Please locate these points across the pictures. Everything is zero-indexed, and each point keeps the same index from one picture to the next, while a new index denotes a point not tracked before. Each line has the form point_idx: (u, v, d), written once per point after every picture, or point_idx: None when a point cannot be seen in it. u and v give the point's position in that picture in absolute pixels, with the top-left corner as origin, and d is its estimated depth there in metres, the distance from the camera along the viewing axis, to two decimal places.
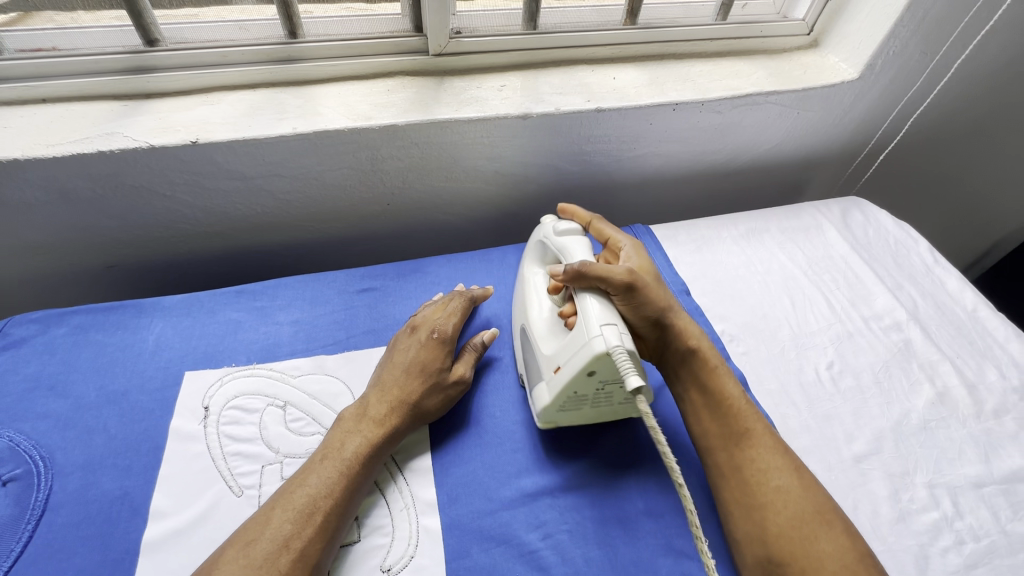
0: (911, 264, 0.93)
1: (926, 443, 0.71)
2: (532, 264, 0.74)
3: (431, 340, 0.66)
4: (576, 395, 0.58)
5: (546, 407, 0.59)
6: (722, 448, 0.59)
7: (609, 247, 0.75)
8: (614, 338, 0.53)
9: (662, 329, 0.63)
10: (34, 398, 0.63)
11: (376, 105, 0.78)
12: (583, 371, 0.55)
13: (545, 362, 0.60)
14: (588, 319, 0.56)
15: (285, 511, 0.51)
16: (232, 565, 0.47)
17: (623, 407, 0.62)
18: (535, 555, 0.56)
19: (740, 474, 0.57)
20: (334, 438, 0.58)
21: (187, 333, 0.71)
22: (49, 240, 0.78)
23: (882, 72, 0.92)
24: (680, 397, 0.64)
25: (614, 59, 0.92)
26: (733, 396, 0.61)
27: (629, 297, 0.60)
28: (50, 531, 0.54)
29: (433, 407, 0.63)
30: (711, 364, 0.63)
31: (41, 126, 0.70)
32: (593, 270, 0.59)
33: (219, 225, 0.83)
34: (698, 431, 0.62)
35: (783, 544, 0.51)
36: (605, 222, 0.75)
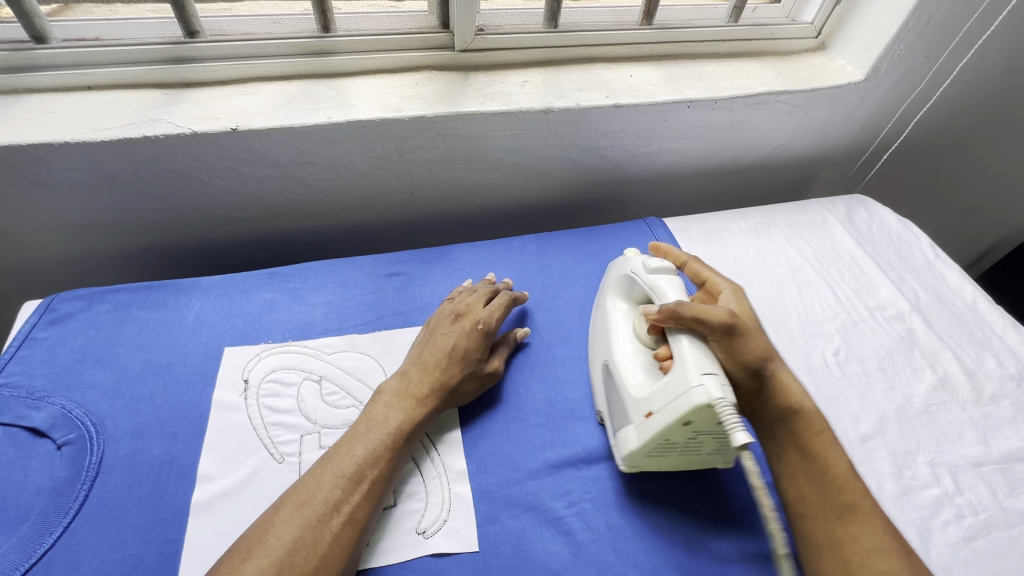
0: (913, 258, 0.97)
1: (927, 425, 0.74)
2: (615, 296, 0.73)
3: (475, 332, 0.69)
4: (666, 442, 0.57)
5: (634, 452, 0.59)
6: (821, 519, 0.57)
7: (706, 289, 0.72)
8: (715, 389, 0.53)
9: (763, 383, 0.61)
10: (83, 369, 0.66)
11: (405, 97, 0.82)
12: (681, 420, 0.54)
13: (633, 405, 0.60)
14: (687, 366, 0.55)
15: (335, 477, 0.55)
16: (288, 522, 0.51)
17: (710, 457, 0.61)
18: (561, 521, 0.60)
19: (838, 549, 0.55)
20: (378, 410, 0.61)
21: (225, 312, 0.74)
22: (90, 222, 0.81)
23: (887, 74, 0.96)
24: (775, 455, 0.62)
25: (631, 58, 0.96)
26: (838, 466, 0.59)
27: (726, 342, 0.59)
28: (105, 491, 0.57)
29: (467, 392, 0.66)
30: (815, 428, 0.61)
31: (87, 112, 0.73)
32: (691, 312, 0.59)
33: (251, 211, 0.86)
34: (795, 495, 0.59)
35: None
36: (703, 264, 0.72)
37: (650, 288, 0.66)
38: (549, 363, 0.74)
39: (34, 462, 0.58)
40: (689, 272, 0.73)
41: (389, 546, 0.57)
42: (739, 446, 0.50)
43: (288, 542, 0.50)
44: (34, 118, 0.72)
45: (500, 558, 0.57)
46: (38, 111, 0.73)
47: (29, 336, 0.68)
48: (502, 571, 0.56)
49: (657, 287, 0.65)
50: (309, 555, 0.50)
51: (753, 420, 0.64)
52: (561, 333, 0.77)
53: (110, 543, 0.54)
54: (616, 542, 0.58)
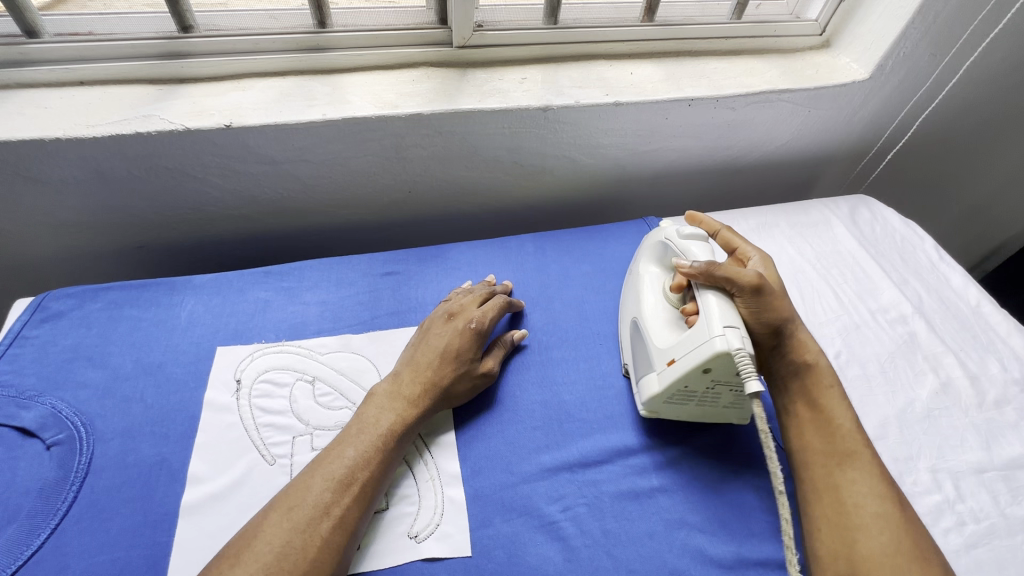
0: (917, 260, 0.95)
1: (929, 430, 0.73)
2: (647, 262, 0.73)
3: (469, 330, 0.68)
4: (685, 390, 0.60)
5: (653, 397, 0.62)
6: (821, 464, 0.59)
7: (736, 255, 0.73)
8: (736, 340, 0.55)
9: (781, 339, 0.64)
10: (74, 367, 0.66)
11: (401, 94, 0.81)
12: (701, 367, 0.57)
13: (657, 354, 0.62)
14: (710, 318, 0.57)
15: (325, 480, 0.54)
16: (277, 528, 0.51)
17: (727, 411, 0.64)
18: (555, 526, 0.59)
19: (835, 491, 0.57)
20: (368, 414, 0.61)
21: (218, 311, 0.73)
22: (83, 219, 0.80)
23: (892, 73, 0.94)
24: (785, 410, 0.64)
25: (632, 55, 0.95)
26: (844, 416, 0.61)
27: (753, 301, 0.61)
28: (93, 492, 0.56)
29: (461, 392, 0.65)
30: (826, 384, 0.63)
31: (80, 108, 0.72)
32: (724, 272, 0.60)
33: (246, 209, 0.85)
34: (799, 442, 0.61)
35: (872, 570, 0.52)
36: (736, 234, 0.73)
37: (681, 253, 0.67)
38: (545, 364, 0.73)
39: (23, 462, 0.58)
40: (720, 240, 0.74)
41: (380, 551, 0.56)
42: (751, 392, 0.53)
43: (276, 547, 0.49)
44: (25, 114, 0.71)
45: (493, 563, 0.56)
46: (30, 107, 0.72)
47: (20, 334, 0.68)
48: None
49: (687, 251, 0.66)
50: (298, 560, 0.49)
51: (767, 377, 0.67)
52: (558, 334, 0.76)
53: (97, 546, 0.53)
54: (611, 547, 0.58)
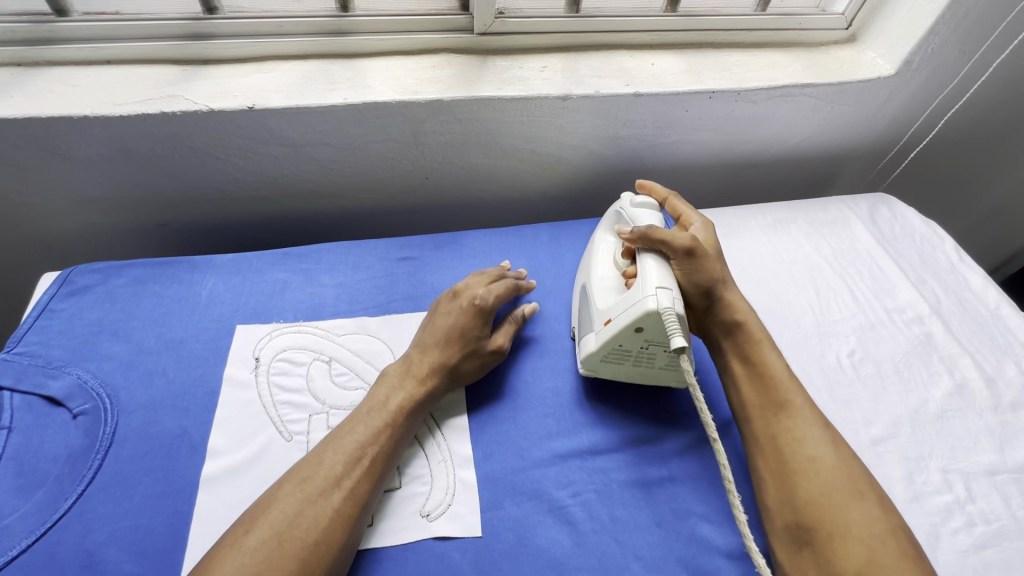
0: (936, 261, 0.94)
1: (942, 431, 0.73)
2: (604, 231, 0.76)
3: (474, 309, 0.68)
4: (620, 349, 0.62)
5: (590, 354, 0.64)
6: (759, 418, 0.61)
7: (681, 222, 0.78)
8: (666, 300, 0.58)
9: (713, 301, 0.67)
10: (99, 341, 0.67)
11: (422, 80, 0.81)
12: (632, 327, 0.59)
13: (597, 314, 0.65)
14: (646, 279, 0.60)
15: (336, 454, 0.56)
16: (290, 498, 0.52)
17: (664, 372, 0.66)
18: (564, 510, 0.60)
19: (773, 441, 0.59)
20: (379, 392, 0.62)
21: (238, 290, 0.74)
22: (109, 196, 0.82)
23: (919, 69, 0.93)
24: (723, 369, 0.67)
25: (654, 46, 0.94)
26: (776, 368, 0.64)
27: (686, 262, 0.65)
28: (117, 461, 0.58)
29: (469, 370, 0.66)
30: (755, 338, 0.66)
31: (108, 87, 0.74)
32: (658, 234, 0.64)
33: (266, 190, 0.86)
34: (739, 401, 0.64)
35: (813, 512, 0.54)
36: (681, 200, 0.79)
37: (634, 221, 0.70)
38: (558, 353, 0.73)
39: (50, 430, 0.59)
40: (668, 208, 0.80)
41: (392, 528, 0.58)
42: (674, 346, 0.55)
43: (288, 515, 0.51)
44: (55, 91, 0.72)
45: (502, 543, 0.57)
46: (60, 84, 0.73)
47: (48, 306, 0.69)
48: (504, 558, 0.56)
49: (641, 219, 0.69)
50: (310, 528, 0.51)
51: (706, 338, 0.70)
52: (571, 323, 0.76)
53: (121, 512, 0.55)
54: (619, 533, 0.58)
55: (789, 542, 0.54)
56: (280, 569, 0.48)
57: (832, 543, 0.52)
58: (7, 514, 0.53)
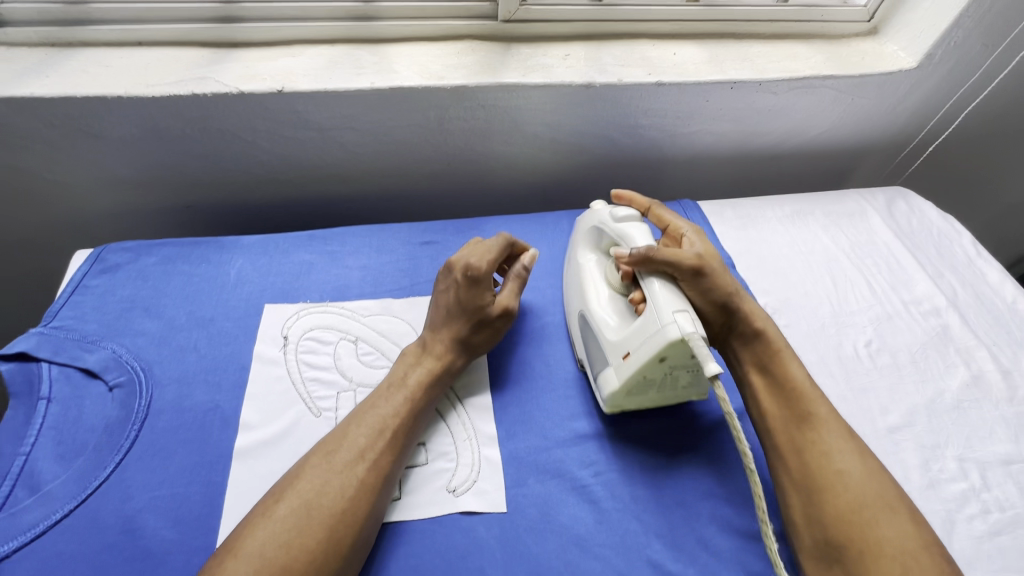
0: (953, 255, 0.95)
1: (958, 421, 0.74)
2: (586, 250, 0.74)
3: (465, 281, 0.66)
4: (645, 379, 0.60)
5: (613, 391, 0.61)
6: (783, 431, 0.61)
7: (670, 233, 0.74)
8: (687, 324, 0.55)
9: (729, 315, 0.65)
10: (131, 317, 0.69)
11: (447, 66, 0.81)
12: (658, 356, 0.57)
13: (610, 348, 0.62)
14: (658, 306, 0.57)
15: (359, 427, 0.58)
16: (316, 469, 0.54)
17: (683, 390, 0.63)
18: (586, 489, 0.61)
19: (799, 455, 0.59)
20: (397, 370, 0.64)
21: (265, 270, 0.76)
22: (137, 176, 0.83)
23: (941, 62, 0.93)
24: (742, 380, 0.66)
25: (676, 36, 0.94)
26: (797, 378, 0.63)
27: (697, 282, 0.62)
28: (153, 432, 0.60)
29: (483, 340, 0.67)
30: (775, 348, 0.65)
31: (140, 68, 0.75)
32: (661, 256, 0.61)
33: (291, 173, 0.87)
34: (760, 413, 0.63)
35: (843, 527, 0.53)
36: (665, 208, 0.75)
37: (619, 238, 0.67)
38: None
39: (86, 401, 0.61)
40: (653, 218, 0.76)
41: (419, 502, 0.59)
42: (711, 374, 0.53)
43: (315, 485, 0.53)
44: (89, 72, 0.73)
45: (527, 520, 0.58)
46: (93, 65, 0.74)
47: (82, 283, 0.71)
48: (528, 533, 0.58)
49: (625, 235, 0.66)
50: (337, 497, 0.52)
51: (722, 349, 0.69)
52: None
53: (158, 481, 0.57)
54: (640, 512, 0.60)
55: (818, 558, 0.54)
56: (308, 537, 0.49)
57: (865, 562, 0.51)
58: (49, 479, 0.55)
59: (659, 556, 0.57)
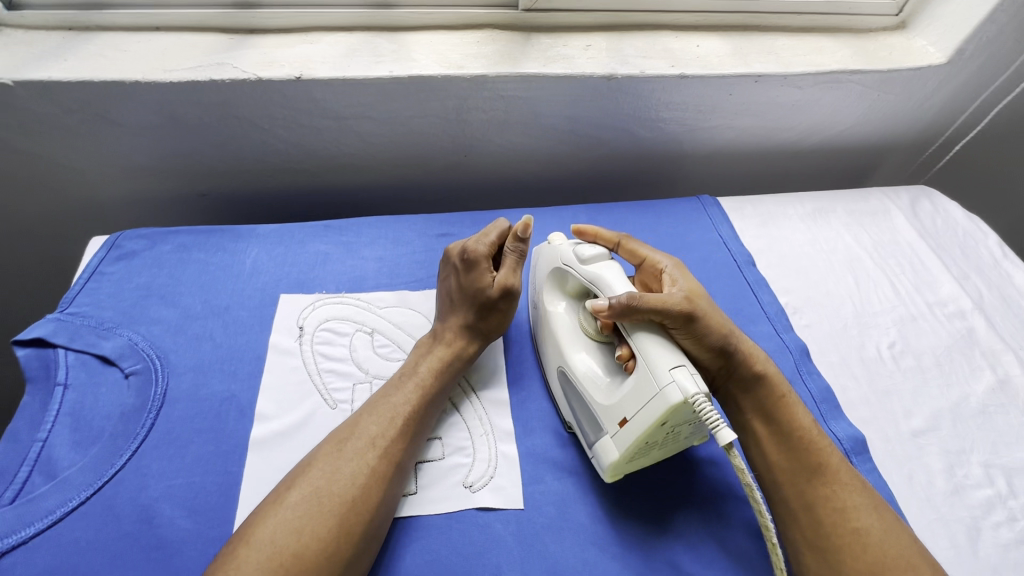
0: (979, 256, 0.93)
1: (983, 426, 0.72)
2: (554, 294, 0.68)
3: (464, 265, 0.66)
4: (647, 444, 0.54)
5: (616, 462, 0.55)
6: (792, 485, 0.57)
7: (646, 267, 0.68)
8: (689, 383, 0.50)
9: (727, 359, 0.60)
10: (147, 304, 0.68)
11: (467, 55, 0.80)
12: (659, 423, 0.51)
13: (606, 414, 0.56)
14: (653, 366, 0.52)
15: (371, 416, 0.57)
16: (328, 457, 0.53)
17: (684, 443, 0.58)
18: (603, 488, 0.60)
19: (811, 511, 0.55)
20: (410, 360, 0.64)
21: (281, 260, 0.75)
22: (153, 163, 0.82)
23: (972, 58, 0.91)
24: (744, 428, 0.61)
25: (699, 27, 0.92)
26: (803, 427, 0.59)
27: (690, 329, 0.56)
28: (169, 421, 0.59)
29: (493, 323, 0.66)
30: (778, 393, 0.60)
31: (157, 53, 0.74)
32: (648, 305, 0.54)
33: (306, 162, 0.86)
34: (765, 465, 0.59)
35: None
36: (637, 241, 0.68)
37: (590, 282, 0.60)
38: None
39: (103, 388, 0.61)
40: (625, 252, 0.69)
41: (435, 497, 0.58)
42: (724, 443, 0.49)
43: (327, 472, 0.52)
44: (106, 56, 0.73)
45: (544, 517, 0.58)
46: (110, 49, 0.74)
47: (97, 269, 0.70)
48: (546, 531, 0.57)
49: (596, 279, 0.59)
50: (347, 484, 0.51)
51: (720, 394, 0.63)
52: None
53: (174, 470, 0.56)
54: (659, 513, 0.59)
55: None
56: (320, 523, 0.48)
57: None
58: (66, 466, 0.55)
59: (677, 558, 0.56)
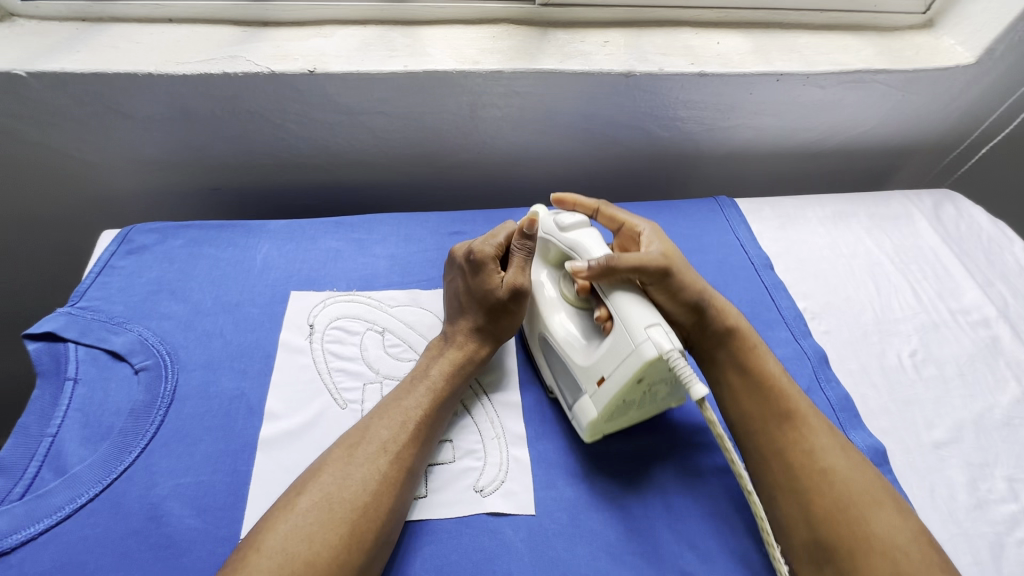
0: (1004, 263, 0.90)
1: (1008, 439, 0.70)
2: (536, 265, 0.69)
3: (471, 266, 0.65)
4: (624, 402, 0.56)
5: (594, 420, 0.57)
6: (762, 430, 0.58)
7: (625, 232, 0.70)
8: (664, 339, 0.52)
9: (700, 315, 0.62)
10: (158, 300, 0.68)
11: (482, 50, 0.79)
12: (636, 378, 0.53)
13: (584, 373, 0.58)
14: (629, 323, 0.54)
15: (382, 420, 0.56)
16: (338, 461, 0.53)
17: (661, 405, 0.60)
18: (617, 495, 0.59)
19: (781, 455, 0.57)
20: (421, 363, 0.63)
21: (292, 256, 0.74)
22: (165, 156, 0.82)
23: (1002, 58, 0.88)
24: (717, 381, 0.63)
25: (719, 24, 0.90)
26: (772, 375, 0.61)
27: (667, 284, 0.60)
28: (179, 418, 0.59)
29: (505, 325, 0.65)
30: (749, 344, 0.63)
31: (169, 45, 0.73)
32: (627, 263, 0.57)
33: (318, 157, 0.85)
34: (738, 414, 0.61)
35: (829, 525, 0.51)
36: (615, 208, 0.70)
37: (570, 248, 0.62)
38: None
39: (113, 383, 0.60)
40: (603, 219, 0.71)
41: (446, 501, 0.57)
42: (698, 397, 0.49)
43: (338, 478, 0.51)
44: (119, 48, 0.72)
45: (556, 524, 0.56)
46: (123, 41, 0.73)
47: (108, 263, 0.70)
48: (558, 538, 0.56)
49: (576, 245, 0.61)
50: (358, 492, 0.50)
51: (695, 350, 0.65)
52: None
53: (183, 468, 0.56)
54: (673, 522, 0.57)
55: (809, 560, 0.52)
56: (331, 531, 0.48)
57: (855, 560, 0.49)
58: (75, 462, 0.54)
59: (692, 568, 0.55)
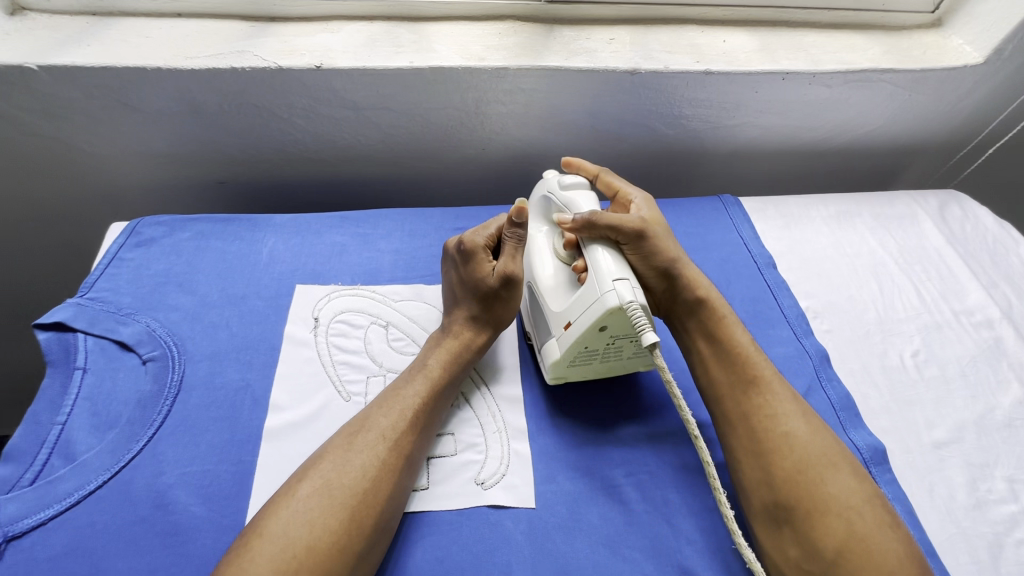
0: (1009, 264, 0.90)
1: (1009, 440, 0.70)
2: (537, 220, 0.71)
3: (461, 257, 0.66)
4: (586, 350, 0.59)
5: (556, 362, 0.61)
6: (729, 396, 0.59)
7: (619, 200, 0.73)
8: (627, 292, 0.54)
9: (671, 281, 0.64)
10: (165, 291, 0.69)
11: (488, 46, 0.79)
12: (597, 325, 0.56)
13: (554, 318, 0.61)
14: (599, 275, 0.57)
15: (382, 409, 0.57)
16: (337, 448, 0.53)
17: (629, 362, 0.63)
18: (616, 489, 0.59)
19: (747, 419, 0.57)
20: (421, 354, 0.63)
21: (297, 250, 0.75)
22: (173, 149, 0.82)
23: (1011, 58, 0.87)
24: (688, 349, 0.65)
25: (726, 22, 0.90)
26: (740, 344, 0.62)
27: (639, 246, 0.62)
28: (185, 408, 0.60)
29: (498, 315, 0.66)
30: (719, 313, 0.64)
31: (178, 39, 0.74)
32: (604, 221, 0.60)
33: (324, 152, 0.86)
34: (707, 380, 0.62)
35: (790, 488, 0.52)
36: (614, 175, 0.73)
37: (565, 205, 0.65)
38: None
39: (121, 373, 0.61)
40: (602, 184, 0.74)
41: (447, 493, 0.58)
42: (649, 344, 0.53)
43: (338, 465, 0.52)
44: (129, 42, 0.73)
45: (556, 517, 0.57)
46: (133, 35, 0.74)
47: (117, 255, 0.71)
48: (557, 531, 0.56)
49: (571, 203, 0.64)
50: (358, 477, 0.51)
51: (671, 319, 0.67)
52: None
53: (190, 457, 0.57)
54: (671, 516, 0.58)
55: (768, 521, 0.53)
56: (331, 516, 0.48)
57: (811, 521, 0.50)
58: (83, 450, 0.55)
59: (691, 563, 0.55)
